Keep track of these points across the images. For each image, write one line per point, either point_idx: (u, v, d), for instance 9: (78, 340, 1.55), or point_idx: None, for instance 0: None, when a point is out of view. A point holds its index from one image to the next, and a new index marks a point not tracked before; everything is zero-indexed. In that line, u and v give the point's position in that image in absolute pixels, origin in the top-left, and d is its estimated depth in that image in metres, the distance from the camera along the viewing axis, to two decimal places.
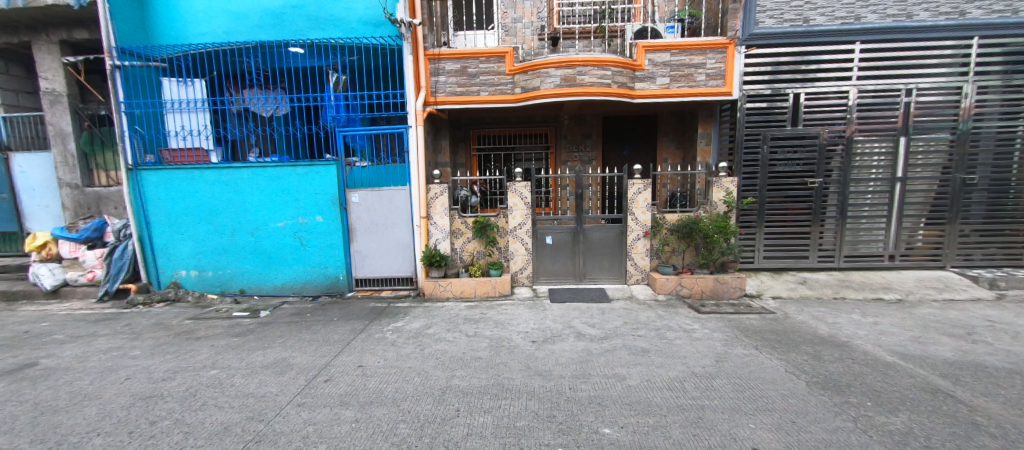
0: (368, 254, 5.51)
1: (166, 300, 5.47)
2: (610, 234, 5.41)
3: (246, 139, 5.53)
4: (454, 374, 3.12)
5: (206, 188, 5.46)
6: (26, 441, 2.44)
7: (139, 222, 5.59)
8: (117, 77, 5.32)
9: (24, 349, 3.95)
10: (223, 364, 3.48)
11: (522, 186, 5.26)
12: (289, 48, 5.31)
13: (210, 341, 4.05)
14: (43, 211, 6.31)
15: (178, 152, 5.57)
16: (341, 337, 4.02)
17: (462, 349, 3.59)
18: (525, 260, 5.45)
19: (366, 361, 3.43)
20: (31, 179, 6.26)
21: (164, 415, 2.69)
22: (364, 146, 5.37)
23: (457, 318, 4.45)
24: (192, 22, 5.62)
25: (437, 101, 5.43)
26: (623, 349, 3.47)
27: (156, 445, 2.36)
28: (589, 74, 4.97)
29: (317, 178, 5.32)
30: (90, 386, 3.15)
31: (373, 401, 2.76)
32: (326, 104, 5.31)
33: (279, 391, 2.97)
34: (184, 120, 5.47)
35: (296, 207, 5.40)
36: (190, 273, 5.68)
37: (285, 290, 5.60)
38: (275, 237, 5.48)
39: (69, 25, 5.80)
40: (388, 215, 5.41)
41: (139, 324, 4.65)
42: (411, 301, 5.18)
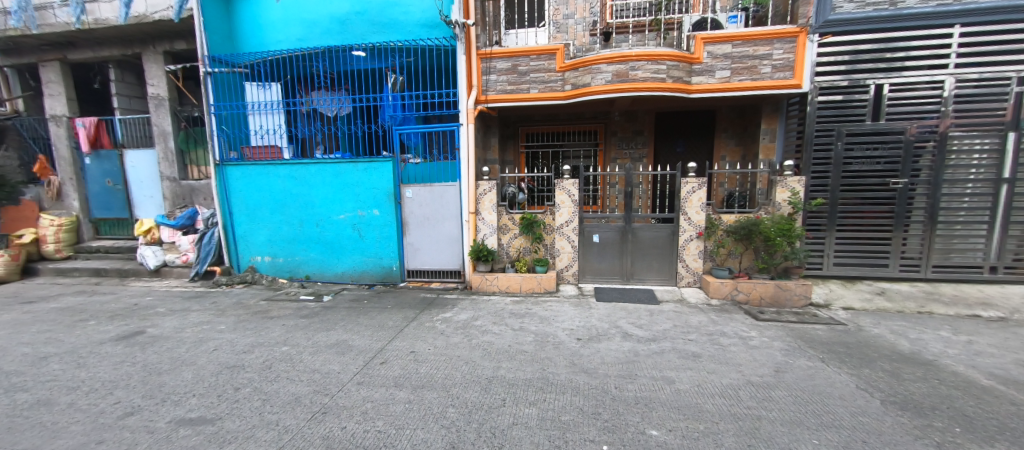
0: (420, 247, 5.77)
1: (245, 282, 6.13)
2: (661, 234, 5.25)
3: (313, 137, 5.98)
4: (500, 365, 3.22)
5: (279, 182, 6.00)
6: (140, 395, 2.87)
7: (224, 211, 6.28)
8: (209, 82, 6.00)
9: (135, 318, 4.61)
10: (292, 342, 3.84)
11: (570, 184, 5.25)
12: (352, 52, 5.68)
13: (281, 321, 4.48)
14: (149, 201, 7.27)
15: (257, 149, 6.17)
16: (395, 324, 4.27)
17: (508, 342, 3.68)
18: (571, 258, 5.45)
19: (417, 347, 3.62)
20: (139, 172, 7.22)
21: (246, 383, 3.03)
22: (418, 143, 5.61)
23: (503, 312, 4.56)
24: (271, 31, 6.19)
25: (488, 99, 5.53)
26: (672, 352, 3.38)
27: (240, 408, 2.67)
28: (642, 69, 4.84)
29: (375, 174, 5.66)
30: (186, 353, 3.62)
31: (424, 385, 2.93)
32: (384, 103, 5.61)
33: (341, 369, 3.24)
34: (262, 120, 6.04)
35: (356, 201, 5.77)
36: (264, 259, 6.28)
37: (345, 278, 6.02)
38: (337, 229, 5.91)
39: (172, 37, 6.61)
40: (439, 210, 5.63)
41: (223, 302, 5.24)
42: (459, 293, 5.37)
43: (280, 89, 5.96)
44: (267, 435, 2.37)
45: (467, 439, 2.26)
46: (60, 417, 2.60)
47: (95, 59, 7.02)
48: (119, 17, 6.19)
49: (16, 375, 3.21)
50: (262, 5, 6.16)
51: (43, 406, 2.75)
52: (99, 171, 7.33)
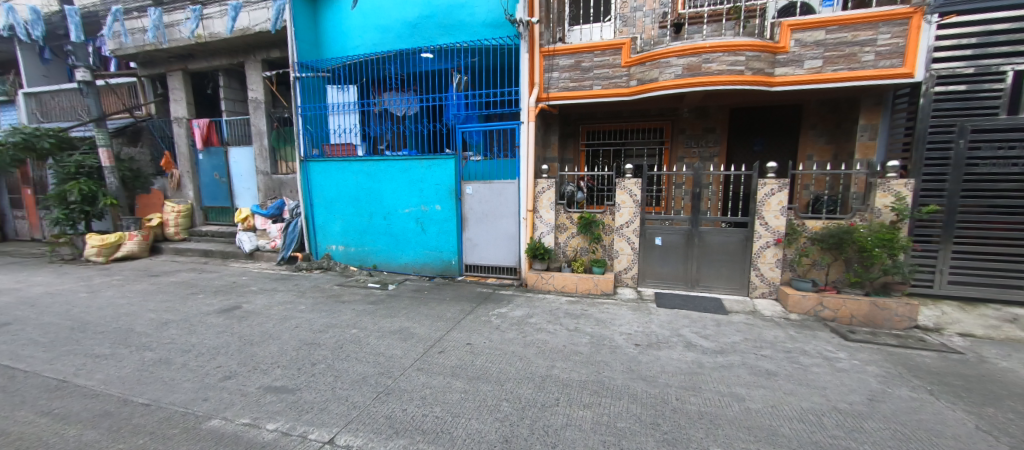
0: (478, 243, 5.91)
1: (322, 268, 6.71)
2: (732, 240, 4.87)
3: (384, 136, 6.37)
4: (554, 364, 3.20)
5: (353, 177, 6.48)
6: (236, 362, 3.26)
7: (306, 203, 6.92)
8: (298, 86, 6.63)
9: (233, 295, 5.24)
10: (361, 326, 4.13)
11: (632, 183, 5.07)
12: (422, 54, 5.97)
13: (352, 306, 4.84)
14: (247, 192, 8.24)
15: (335, 146, 6.70)
16: (453, 315, 4.43)
17: (563, 342, 3.64)
18: (631, 260, 5.25)
19: (473, 340, 3.72)
20: (240, 167, 8.20)
21: (321, 359, 3.32)
22: (479, 141, 5.74)
23: (558, 311, 4.52)
24: (351, 37, 6.69)
25: (550, 97, 5.50)
26: (742, 367, 3.12)
27: (316, 382, 2.93)
28: (717, 62, 4.51)
29: (438, 171, 5.89)
30: (273, 328, 4.05)
31: (480, 377, 3.00)
32: (449, 103, 5.83)
33: (403, 355, 3.42)
34: (340, 120, 6.55)
35: (420, 196, 6.06)
36: (338, 247, 6.82)
37: (408, 269, 6.34)
38: (402, 222, 6.24)
39: (269, 47, 7.41)
40: (497, 207, 5.72)
41: (303, 285, 5.79)
42: (514, 290, 5.42)
43: (356, 91, 6.42)
44: (339, 409, 2.58)
45: (520, 435, 2.28)
46: (176, 375, 3.05)
47: (209, 68, 8.07)
48: (227, 30, 7.07)
49: (144, 336, 3.81)
50: (344, 14, 6.68)
51: (164, 364, 3.23)
52: (209, 165, 8.43)
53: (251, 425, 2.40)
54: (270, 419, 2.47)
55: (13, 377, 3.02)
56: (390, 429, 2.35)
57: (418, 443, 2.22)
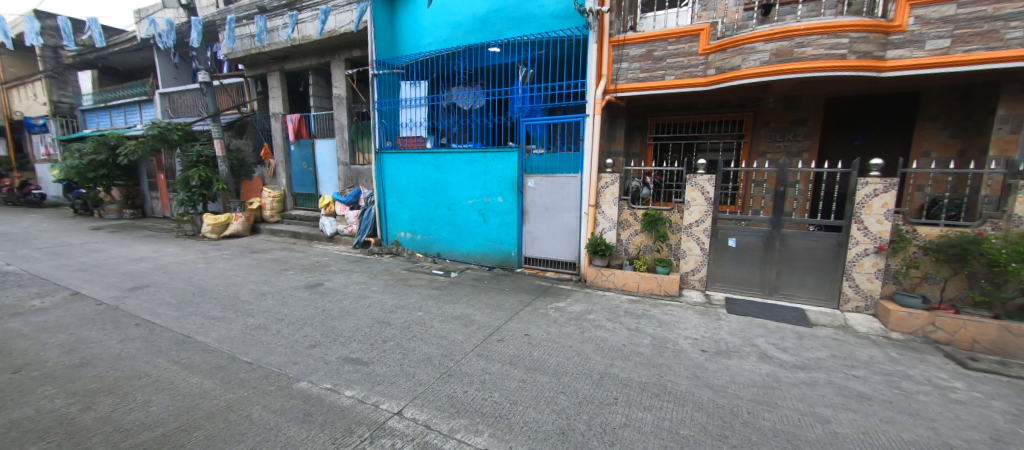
0: (538, 236, 5.94)
1: (392, 253, 7.17)
2: (821, 245, 4.38)
3: (451, 129, 6.62)
4: (612, 362, 3.13)
5: (422, 168, 6.81)
6: (319, 333, 3.62)
7: (379, 192, 7.42)
8: (375, 83, 7.11)
9: (317, 273, 5.81)
10: (426, 309, 4.37)
11: (704, 179, 4.76)
12: (490, 48, 6.07)
13: (418, 290, 5.14)
14: (330, 181, 9.04)
15: (406, 139, 7.08)
16: (512, 306, 4.51)
17: (622, 341, 3.55)
18: (700, 261, 4.94)
19: (531, 331, 3.76)
20: (324, 157, 9.00)
21: (390, 337, 3.56)
22: (543, 134, 5.73)
23: (618, 309, 4.40)
24: (424, 34, 7.00)
25: (617, 88, 5.26)
26: (828, 387, 2.82)
27: (386, 358, 3.16)
28: (813, 45, 4.06)
29: (501, 163, 5.98)
30: (350, 305, 4.43)
31: (538, 368, 3.03)
32: (514, 96, 5.88)
33: (465, 339, 3.57)
34: (411, 114, 6.89)
35: (483, 189, 6.21)
36: (406, 234, 7.24)
37: (469, 258, 6.55)
38: (465, 213, 6.45)
39: (352, 46, 8.00)
40: (559, 201, 5.68)
41: (376, 268, 6.24)
42: (573, 285, 5.36)
43: (427, 86, 6.71)
44: (406, 384, 2.77)
45: (577, 429, 2.27)
46: (271, 340, 3.46)
47: (301, 68, 8.92)
48: (318, 33, 7.76)
49: (246, 304, 4.37)
50: (419, 12, 7.01)
51: (262, 329, 3.69)
52: (299, 156, 9.36)
53: (332, 390, 2.66)
54: (348, 386, 2.72)
55: (152, 329, 3.65)
56: (452, 408, 2.48)
57: (478, 425, 2.31)
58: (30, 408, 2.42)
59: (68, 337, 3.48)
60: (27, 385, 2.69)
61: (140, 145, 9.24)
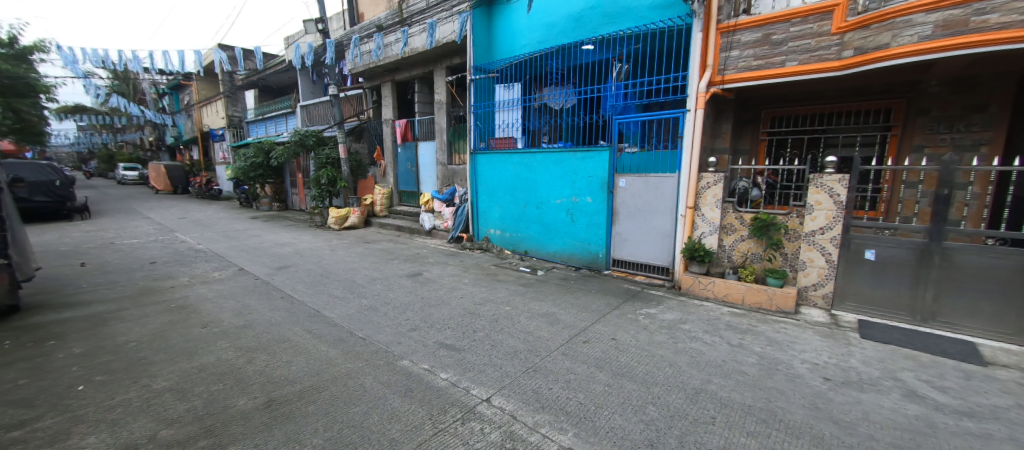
0: (628, 238, 5.69)
1: (482, 249, 7.51)
2: (1003, 264, 3.46)
3: (542, 129, 6.69)
4: (709, 378, 2.88)
5: (513, 168, 7.01)
6: (418, 318, 3.98)
7: (473, 191, 7.84)
8: (473, 87, 7.51)
9: (417, 264, 6.36)
10: (513, 304, 4.51)
11: (833, 180, 4.10)
12: (584, 46, 6.00)
13: (506, 285, 5.32)
14: (429, 180, 9.82)
15: (499, 140, 7.34)
16: (599, 308, 4.41)
17: (723, 356, 3.24)
18: (824, 275, 4.27)
19: (619, 336, 3.63)
20: (426, 158, 9.80)
21: (480, 328, 3.76)
22: (637, 132, 5.49)
23: (718, 322, 4.02)
24: (520, 38, 7.21)
25: (725, 80, 4.76)
26: (1010, 444, 2.22)
27: (476, 347, 3.35)
28: (1001, 11, 3.19)
29: (592, 163, 5.87)
30: (444, 295, 4.77)
31: (625, 374, 2.92)
32: (607, 94, 5.73)
33: (551, 337, 3.61)
34: (504, 115, 7.11)
35: (572, 188, 6.16)
36: (496, 232, 7.53)
37: (556, 257, 6.56)
38: (554, 212, 6.48)
39: (453, 55, 8.58)
40: (653, 202, 5.38)
41: (467, 262, 6.62)
42: (665, 292, 5.03)
43: (520, 88, 6.86)
44: (495, 374, 2.90)
45: (667, 443, 2.15)
46: (379, 320, 3.90)
47: (409, 77, 9.83)
48: (424, 44, 8.48)
49: (360, 287, 4.99)
50: (515, 17, 7.24)
51: (373, 310, 4.19)
52: (404, 157, 10.32)
53: (429, 371, 2.91)
54: (443, 369, 2.95)
55: (292, 302, 4.38)
56: (538, 403, 2.53)
57: (563, 423, 2.33)
58: (212, 355, 3.10)
59: (235, 303, 4.36)
60: (209, 338, 3.44)
61: (286, 149, 11.18)
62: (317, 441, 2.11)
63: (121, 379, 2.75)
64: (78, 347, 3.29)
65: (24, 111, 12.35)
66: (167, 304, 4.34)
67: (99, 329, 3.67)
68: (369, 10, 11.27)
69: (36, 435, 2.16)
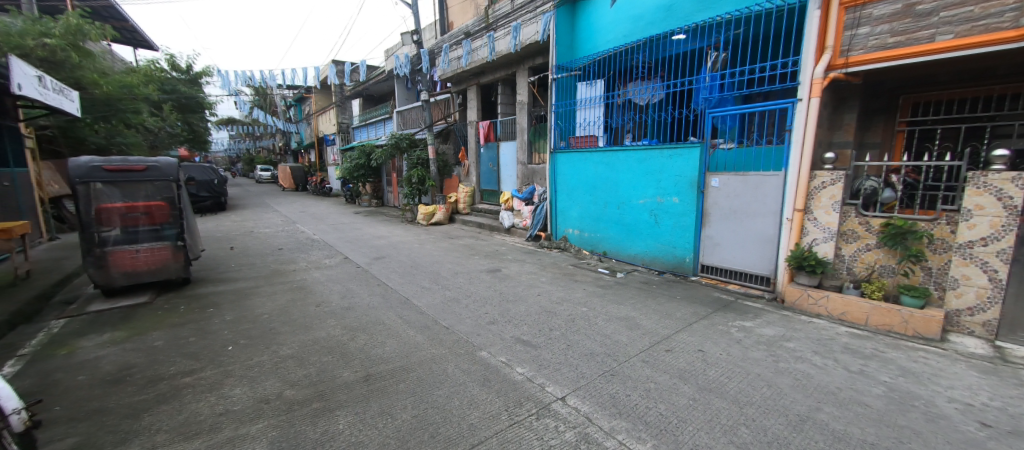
0: (720, 242, 5.24)
1: (560, 248, 7.49)
2: None
3: (625, 126, 6.44)
4: (817, 406, 2.54)
5: (594, 166, 6.87)
6: (497, 312, 4.13)
7: (553, 190, 7.86)
8: (555, 87, 7.52)
9: (496, 260, 6.58)
10: (590, 306, 4.43)
11: (1000, 179, 3.33)
12: (674, 36, 5.66)
13: (584, 286, 5.24)
14: (509, 179, 10.08)
15: (581, 138, 7.25)
16: (684, 316, 4.13)
17: (837, 383, 2.82)
18: (985, 297, 3.47)
19: (706, 348, 3.37)
20: (507, 158, 10.07)
21: (556, 327, 3.77)
22: (733, 127, 5.08)
23: (831, 343, 3.50)
24: (603, 33, 7.05)
25: (848, 62, 4.06)
26: None
27: (552, 345, 3.37)
28: None
29: (680, 161, 5.51)
30: (522, 292, 4.88)
31: (713, 390, 2.71)
32: (699, 86, 5.36)
33: (630, 342, 3.48)
34: (586, 113, 6.98)
35: (658, 187, 5.84)
36: (574, 231, 7.45)
37: (637, 260, 6.28)
38: (637, 212, 6.21)
39: (535, 55, 8.70)
40: (752, 203, 4.85)
41: (545, 260, 6.66)
42: (765, 304, 4.51)
43: (603, 84, 6.69)
44: (571, 374, 2.89)
45: None
46: (461, 311, 4.13)
47: (493, 80, 10.18)
48: (508, 46, 8.74)
49: (444, 280, 5.33)
50: (599, 12, 7.09)
51: (456, 301, 4.45)
52: (487, 157, 10.72)
53: (506, 364, 3.00)
54: (519, 364, 3.02)
55: (387, 289, 4.86)
56: (614, 408, 2.47)
57: (641, 433, 2.24)
58: (323, 331, 3.56)
59: (341, 287, 4.95)
60: (321, 316, 3.96)
61: (383, 152, 12.32)
62: (406, 417, 2.32)
63: (257, 344, 3.30)
64: (228, 315, 4.03)
65: (194, 123, 15.45)
66: (291, 284, 5.10)
67: (241, 301, 4.45)
68: (459, 18, 11.94)
69: (200, 381, 2.71)
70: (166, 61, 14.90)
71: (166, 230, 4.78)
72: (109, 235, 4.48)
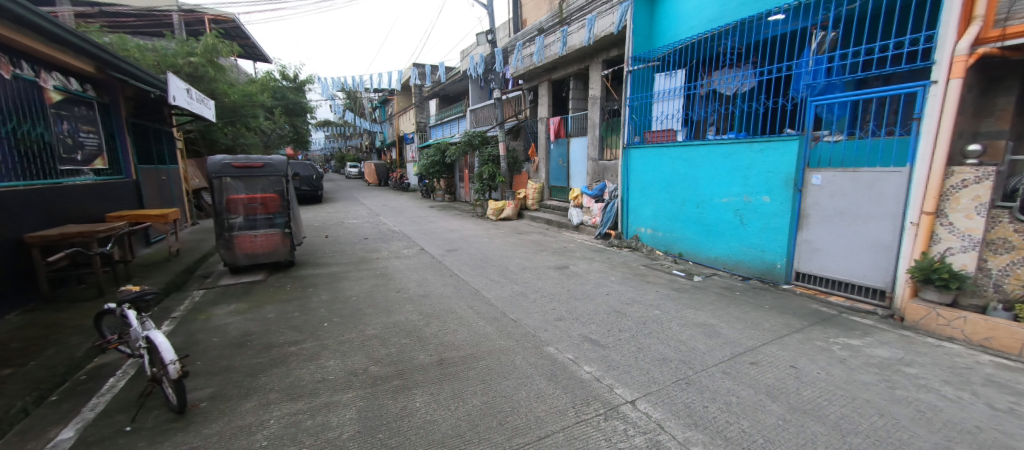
0: (821, 248, 4.64)
1: (631, 247, 7.21)
2: None
3: (708, 119, 5.96)
4: (947, 445, 2.14)
5: (671, 162, 6.48)
6: (564, 309, 4.11)
7: (625, 187, 7.57)
8: (630, 79, 7.21)
9: (564, 257, 6.54)
10: (663, 309, 4.21)
11: None
12: (770, 17, 5.12)
13: (657, 287, 5.00)
14: (579, 175, 9.91)
15: (657, 133, 6.87)
16: (773, 328, 3.75)
17: (976, 420, 2.36)
18: None
19: (800, 364, 3.03)
20: (577, 154, 9.92)
21: (626, 329, 3.64)
22: (842, 116, 4.44)
23: (968, 372, 2.92)
24: (686, 20, 6.60)
25: (1007, 34, 3.28)
26: None
27: (621, 347, 3.26)
28: None
29: (773, 156, 4.99)
30: (589, 290, 4.80)
31: (807, 411, 2.42)
32: (800, 71, 4.79)
33: (708, 351, 3.25)
34: (664, 106, 6.59)
35: (745, 185, 5.36)
36: (647, 230, 7.12)
37: (718, 263, 5.82)
38: (719, 212, 5.75)
39: (610, 47, 8.45)
40: (864, 204, 4.21)
41: (615, 259, 6.46)
42: (877, 321, 3.88)
43: (684, 75, 6.25)
44: (641, 378, 2.78)
45: None
46: (529, 306, 4.18)
47: (565, 75, 10.09)
48: (582, 40, 8.60)
49: (513, 274, 5.43)
50: None
51: (523, 295, 4.53)
52: (557, 153, 10.65)
53: (573, 362, 2.98)
54: (587, 362, 2.99)
55: (458, 280, 5.09)
56: (690, 419, 2.32)
57: (719, 447, 2.08)
58: (402, 315, 3.84)
59: (418, 276, 5.29)
60: (400, 301, 4.28)
61: (457, 149, 12.85)
62: (476, 402, 2.42)
63: (348, 323, 3.67)
64: (323, 296, 4.53)
65: (298, 126, 17.54)
66: (374, 271, 5.57)
67: (334, 284, 4.97)
68: (532, 15, 12.00)
69: (303, 351, 3.09)
70: (278, 71, 17.09)
71: (277, 218, 5.48)
72: (234, 221, 5.27)
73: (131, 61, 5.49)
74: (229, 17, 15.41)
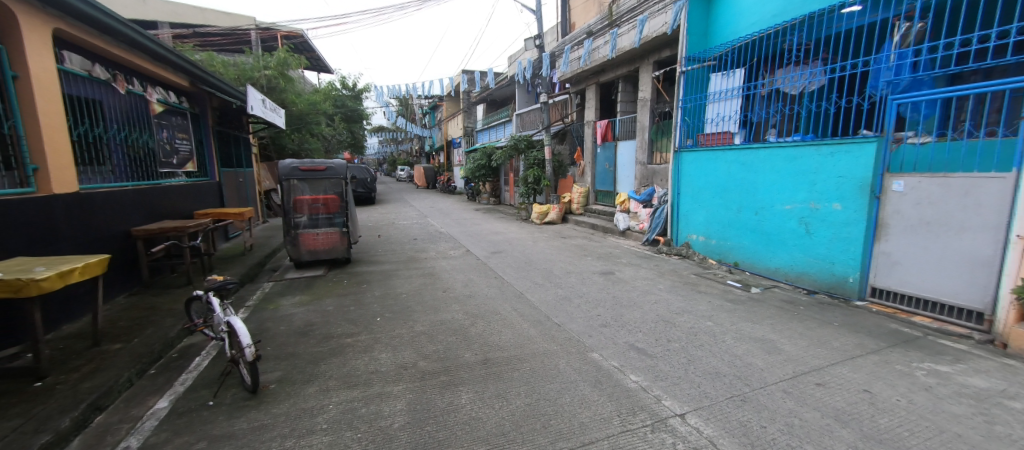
0: (902, 261, 4.17)
1: (681, 255, 6.92)
2: None
3: (770, 120, 5.60)
4: None
5: (727, 166, 6.15)
6: (609, 316, 4.03)
7: (675, 192, 7.29)
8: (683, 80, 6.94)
9: (610, 263, 6.41)
10: (716, 321, 4.00)
11: None
12: (844, 8, 4.73)
13: (709, 298, 4.76)
14: (626, 179, 9.68)
15: (712, 136, 6.57)
16: (843, 347, 3.43)
17: None
18: None
19: (875, 389, 2.75)
20: (624, 158, 9.70)
21: (675, 339, 3.50)
22: (930, 115, 4.00)
23: None
24: (748, 15, 6.28)
25: None
26: None
27: (669, 358, 3.14)
28: None
29: (845, 160, 4.58)
30: (636, 298, 4.67)
31: (884, 441, 2.20)
32: (878, 67, 4.37)
33: (766, 367, 3.04)
34: (720, 108, 6.28)
35: (811, 191, 4.97)
36: (699, 238, 6.80)
37: (779, 275, 5.43)
38: (781, 220, 5.37)
39: (662, 47, 8.19)
40: (956, 213, 3.73)
41: (664, 267, 6.23)
42: (972, 346, 3.40)
43: (742, 74, 5.93)
44: (691, 391, 2.67)
45: None
46: (573, 311, 4.15)
47: (614, 78, 9.92)
48: (632, 42, 8.43)
49: (557, 278, 5.41)
50: None
51: (568, 300, 4.49)
52: (604, 157, 10.47)
53: (618, 370, 2.92)
54: (633, 371, 2.91)
55: (502, 282, 5.15)
56: (746, 438, 2.19)
57: None
58: (448, 314, 3.96)
59: (463, 277, 5.42)
60: (447, 300, 4.41)
61: (503, 153, 13.03)
62: (520, 403, 2.44)
63: (398, 319, 3.84)
64: (375, 292, 4.77)
65: (355, 131, 18.61)
66: (422, 270, 5.78)
67: (385, 281, 5.22)
68: (581, 18, 11.93)
69: (358, 343, 3.28)
70: (339, 81, 18.28)
71: (337, 218, 5.87)
72: (300, 220, 5.72)
73: (218, 75, 6.14)
74: (298, 32, 16.73)
